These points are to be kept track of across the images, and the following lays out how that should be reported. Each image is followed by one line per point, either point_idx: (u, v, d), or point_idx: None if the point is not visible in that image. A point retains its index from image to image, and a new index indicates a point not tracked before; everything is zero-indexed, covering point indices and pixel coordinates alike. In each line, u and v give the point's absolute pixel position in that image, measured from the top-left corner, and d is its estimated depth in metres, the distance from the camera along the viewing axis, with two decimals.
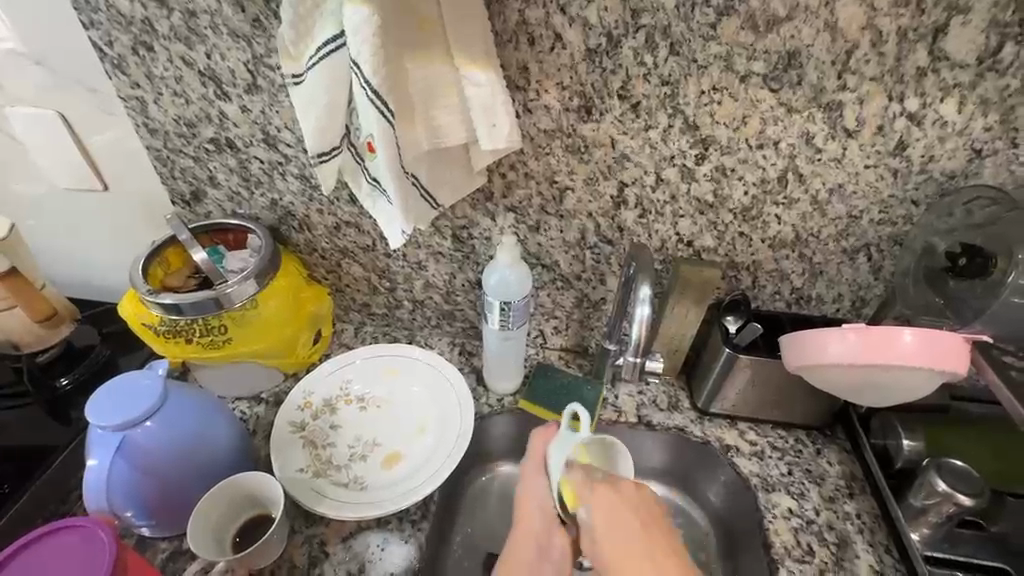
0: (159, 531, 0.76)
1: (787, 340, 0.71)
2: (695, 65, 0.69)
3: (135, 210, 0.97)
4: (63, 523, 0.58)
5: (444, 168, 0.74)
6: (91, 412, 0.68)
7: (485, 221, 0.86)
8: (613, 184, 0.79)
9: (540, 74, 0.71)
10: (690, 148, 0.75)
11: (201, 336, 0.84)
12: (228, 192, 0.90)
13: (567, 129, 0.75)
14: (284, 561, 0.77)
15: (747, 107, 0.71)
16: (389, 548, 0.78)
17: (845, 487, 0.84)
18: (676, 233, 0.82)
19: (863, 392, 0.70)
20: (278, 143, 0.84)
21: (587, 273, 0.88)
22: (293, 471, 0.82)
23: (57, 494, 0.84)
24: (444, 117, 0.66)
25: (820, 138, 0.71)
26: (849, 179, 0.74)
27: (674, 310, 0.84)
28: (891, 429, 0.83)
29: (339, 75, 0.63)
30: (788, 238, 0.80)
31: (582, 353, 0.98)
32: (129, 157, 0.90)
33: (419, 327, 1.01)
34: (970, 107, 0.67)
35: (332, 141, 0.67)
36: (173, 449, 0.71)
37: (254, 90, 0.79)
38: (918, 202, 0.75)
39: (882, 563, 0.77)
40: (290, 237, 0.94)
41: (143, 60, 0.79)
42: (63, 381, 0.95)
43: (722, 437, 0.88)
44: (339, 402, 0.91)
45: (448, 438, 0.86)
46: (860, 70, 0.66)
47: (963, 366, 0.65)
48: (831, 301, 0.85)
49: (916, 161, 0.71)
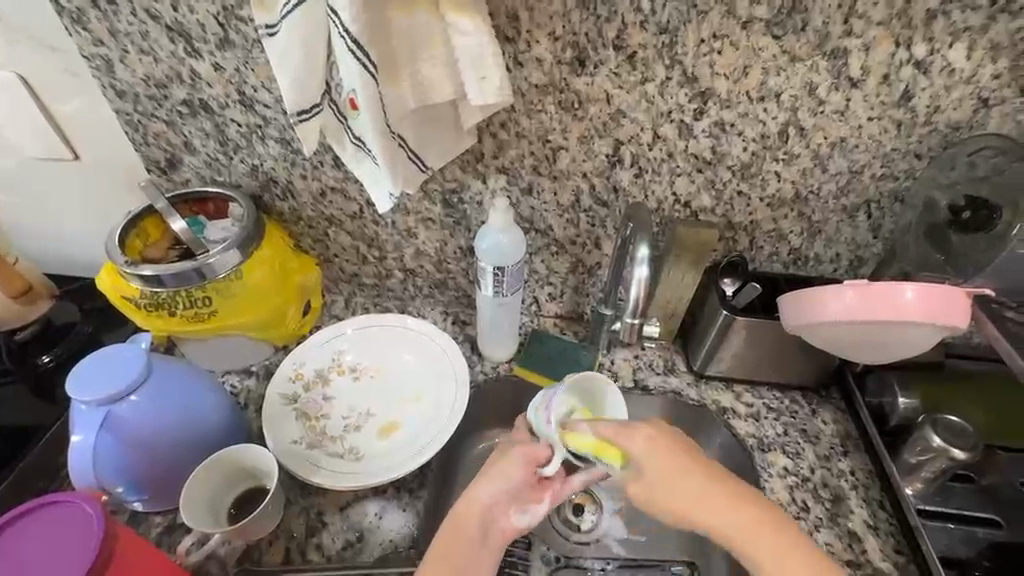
0: (152, 506, 0.75)
1: (785, 300, 0.70)
2: (695, 11, 0.65)
3: (108, 180, 0.92)
4: (57, 498, 0.57)
5: (432, 126, 0.71)
6: (74, 387, 0.66)
7: (475, 184, 0.83)
8: (608, 142, 0.76)
9: (532, 22, 0.67)
10: (688, 102, 0.71)
11: (185, 308, 0.81)
12: (205, 158, 0.86)
13: (560, 84, 0.72)
14: (282, 531, 0.76)
15: (748, 57, 0.67)
16: (387, 516, 0.78)
17: (839, 445, 0.84)
18: (673, 193, 0.80)
19: (861, 350, 0.70)
20: (255, 104, 0.79)
21: (582, 237, 0.86)
22: (287, 443, 0.81)
23: (46, 471, 0.83)
24: (430, 71, 0.62)
25: (823, 89, 0.69)
26: (852, 133, 0.72)
27: (671, 272, 0.83)
28: (887, 387, 0.82)
29: (315, 24, 0.58)
30: (788, 196, 0.78)
31: (577, 320, 0.96)
32: (98, 123, 0.85)
33: (411, 297, 0.99)
34: (980, 52, 0.64)
35: (312, 98, 0.63)
36: (161, 424, 0.69)
37: (227, 46, 0.74)
38: (921, 155, 0.72)
39: (876, 517, 0.78)
40: (273, 206, 0.91)
41: (106, 14, 0.74)
42: (45, 358, 0.92)
43: (718, 399, 0.88)
44: (332, 373, 0.89)
45: (444, 406, 0.85)
46: (867, 14, 0.63)
47: (964, 319, 0.64)
48: (828, 261, 0.84)
49: (922, 112, 0.69)
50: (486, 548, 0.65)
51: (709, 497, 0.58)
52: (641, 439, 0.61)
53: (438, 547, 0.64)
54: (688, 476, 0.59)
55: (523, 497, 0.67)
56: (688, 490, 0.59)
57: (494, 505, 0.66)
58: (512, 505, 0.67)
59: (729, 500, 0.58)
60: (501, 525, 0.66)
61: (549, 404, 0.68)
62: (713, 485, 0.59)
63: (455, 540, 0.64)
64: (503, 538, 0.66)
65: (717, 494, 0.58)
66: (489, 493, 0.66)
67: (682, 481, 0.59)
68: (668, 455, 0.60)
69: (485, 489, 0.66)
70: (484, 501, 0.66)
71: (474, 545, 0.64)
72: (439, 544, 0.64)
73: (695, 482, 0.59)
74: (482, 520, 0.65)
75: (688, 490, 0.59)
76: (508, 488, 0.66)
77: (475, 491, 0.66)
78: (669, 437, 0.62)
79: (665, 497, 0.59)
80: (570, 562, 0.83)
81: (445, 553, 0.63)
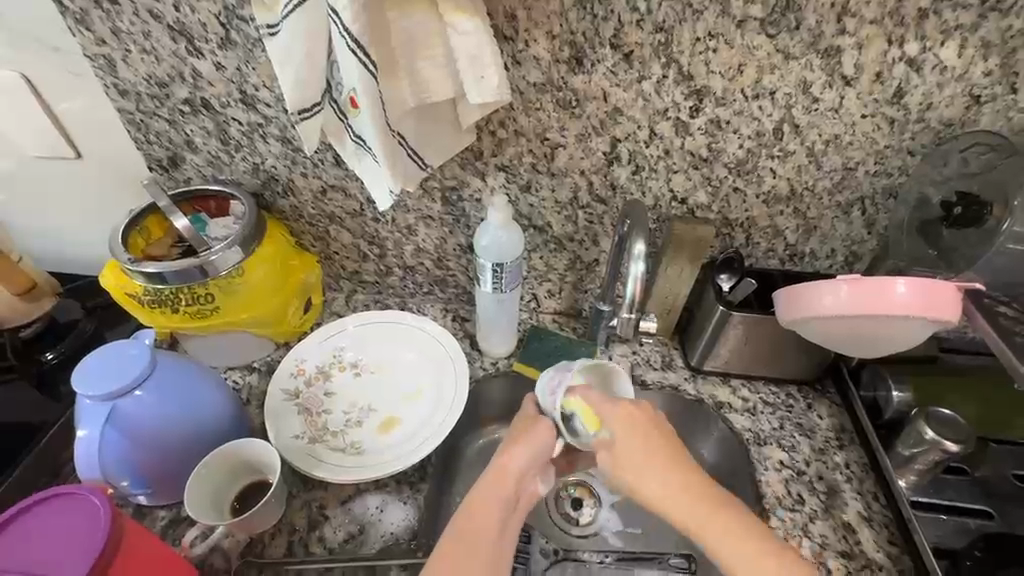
0: (156, 500, 0.76)
1: (780, 294, 0.71)
2: (690, 10, 0.66)
3: (110, 178, 0.93)
4: (67, 490, 0.58)
5: (431, 124, 0.72)
6: (79, 382, 0.67)
7: (475, 181, 0.84)
8: (605, 140, 0.77)
9: (530, 21, 0.68)
10: (684, 100, 0.72)
11: (188, 304, 0.82)
12: (207, 157, 0.87)
13: (557, 82, 0.73)
14: (285, 524, 0.77)
15: (743, 55, 0.68)
16: (388, 510, 0.79)
17: (834, 439, 0.86)
18: (670, 190, 0.81)
19: (855, 344, 0.71)
20: (256, 103, 0.80)
21: (580, 234, 0.87)
22: (288, 437, 0.82)
23: (50, 466, 0.84)
24: (429, 69, 0.63)
25: (817, 87, 0.70)
26: (846, 130, 0.73)
27: (669, 268, 0.83)
28: (880, 380, 0.84)
29: (316, 24, 0.59)
30: (784, 193, 0.79)
31: (576, 316, 0.97)
32: (100, 123, 0.86)
33: (411, 295, 1.00)
34: (971, 50, 0.65)
35: (313, 96, 0.63)
36: (166, 419, 0.70)
37: (228, 45, 0.75)
38: (914, 151, 0.73)
39: (870, 509, 0.79)
40: (275, 204, 0.91)
41: (108, 14, 0.74)
42: (48, 355, 0.93)
43: (715, 394, 0.90)
44: (333, 369, 0.90)
45: (444, 402, 0.86)
46: (860, 13, 0.64)
47: (955, 313, 0.65)
48: (823, 257, 0.85)
49: (914, 109, 0.70)
50: (514, 515, 0.64)
51: (672, 479, 0.59)
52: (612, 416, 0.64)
53: (455, 538, 0.61)
54: (652, 456, 0.60)
55: (545, 466, 0.69)
56: (650, 467, 0.60)
57: (527, 472, 0.66)
58: (539, 472, 0.68)
59: (690, 486, 0.58)
60: (527, 492, 0.66)
61: (555, 385, 0.70)
62: (678, 467, 0.60)
63: (488, 507, 0.63)
64: (528, 503, 0.66)
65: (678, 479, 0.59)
66: (523, 461, 0.66)
67: (649, 461, 0.60)
68: (636, 433, 0.62)
69: (519, 457, 0.66)
70: (518, 468, 0.65)
71: (503, 513, 0.63)
72: (471, 512, 0.62)
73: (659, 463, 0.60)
74: (508, 496, 0.64)
75: (648, 469, 0.60)
76: (537, 456, 0.67)
77: (508, 459, 0.66)
78: (641, 415, 0.64)
79: (629, 470, 0.61)
80: (568, 556, 0.84)
81: (462, 543, 0.61)
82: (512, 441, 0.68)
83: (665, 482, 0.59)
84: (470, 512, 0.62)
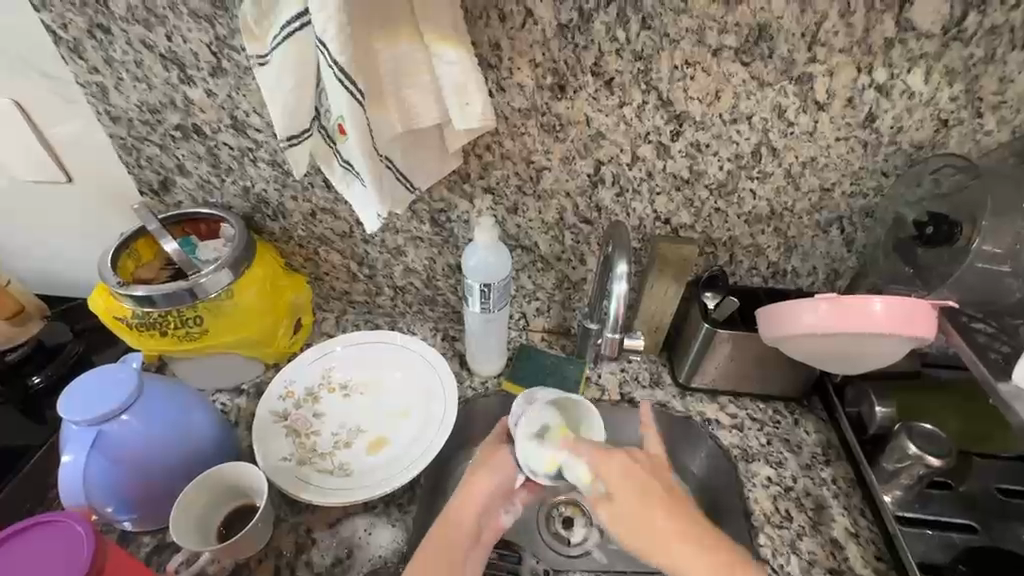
0: (141, 525, 0.76)
1: (761, 313, 0.72)
2: (667, 39, 0.68)
3: (102, 202, 0.94)
4: (62, 519, 0.57)
5: (419, 148, 0.73)
6: (63, 408, 0.67)
7: (463, 203, 0.85)
8: (589, 163, 0.79)
9: (513, 51, 0.70)
10: (664, 125, 0.75)
11: (177, 328, 0.83)
12: (197, 180, 0.88)
13: (541, 108, 0.75)
14: (272, 549, 0.77)
15: (720, 81, 0.71)
16: (376, 532, 0.79)
17: (821, 455, 0.86)
18: (654, 211, 0.82)
19: (834, 361, 0.72)
20: (247, 128, 0.82)
21: (567, 253, 0.89)
22: (277, 460, 0.82)
23: (33, 494, 0.83)
24: (416, 97, 0.65)
25: (791, 112, 0.72)
26: (821, 152, 0.75)
27: (654, 287, 0.85)
28: (864, 397, 0.85)
29: (303, 55, 0.61)
30: (764, 213, 0.81)
31: (565, 334, 0.98)
32: (93, 148, 0.87)
33: (401, 314, 1.01)
34: (937, 77, 0.68)
35: (302, 123, 0.65)
36: (152, 443, 0.70)
37: (220, 73, 0.77)
38: (888, 173, 0.76)
39: (858, 525, 0.80)
40: (264, 226, 0.92)
41: (101, 43, 0.76)
42: (35, 379, 0.93)
43: (703, 411, 0.90)
44: (321, 391, 0.90)
45: (433, 421, 0.86)
46: (829, 42, 0.67)
47: (930, 331, 0.66)
48: (805, 275, 0.87)
49: (886, 132, 0.72)
50: (478, 542, 0.70)
51: (669, 528, 0.63)
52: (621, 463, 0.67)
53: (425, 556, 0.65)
54: (652, 505, 0.64)
55: (506, 496, 0.74)
56: (650, 514, 0.64)
57: (487, 506, 0.71)
58: (502, 502, 0.73)
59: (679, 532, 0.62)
60: (488, 527, 0.71)
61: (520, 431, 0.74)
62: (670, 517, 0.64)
63: (455, 525, 0.68)
64: (491, 535, 0.72)
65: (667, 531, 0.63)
66: (482, 491, 0.71)
67: (650, 511, 0.64)
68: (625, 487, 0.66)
69: (480, 489, 0.71)
70: (482, 497, 0.71)
71: (468, 536, 0.68)
72: (444, 526, 0.68)
73: (667, 515, 0.64)
74: (476, 517, 0.70)
75: (655, 526, 0.63)
76: (500, 484, 0.72)
77: (472, 488, 0.71)
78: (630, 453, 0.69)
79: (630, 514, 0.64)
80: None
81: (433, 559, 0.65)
82: (480, 467, 0.73)
83: (654, 525, 0.63)
84: (444, 527, 0.68)
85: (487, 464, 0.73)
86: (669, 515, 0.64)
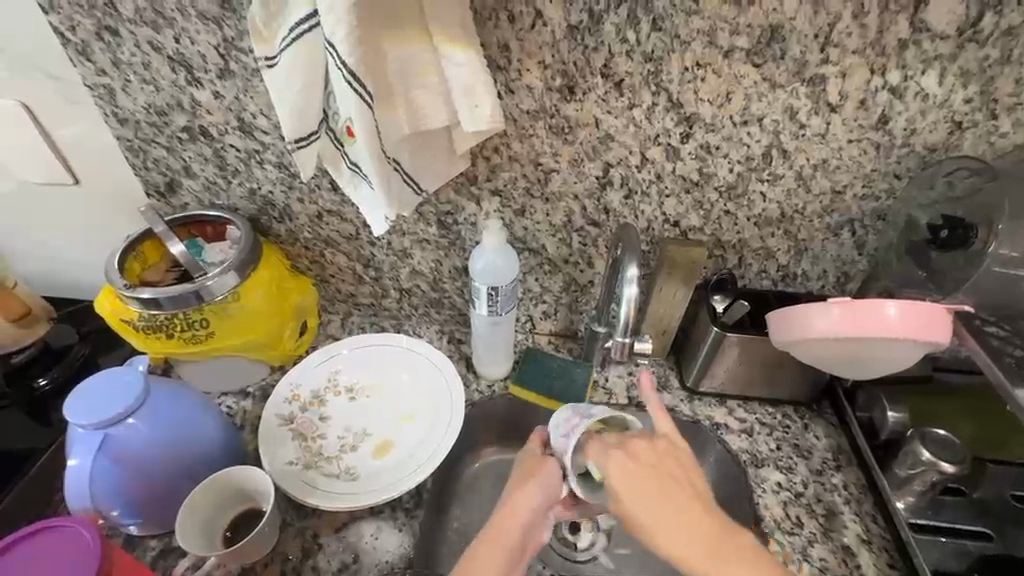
0: (148, 529, 0.75)
1: (772, 317, 0.71)
2: (678, 41, 0.68)
3: (108, 204, 0.94)
4: (69, 524, 0.56)
5: (426, 149, 0.72)
6: (70, 411, 0.67)
7: (470, 206, 0.85)
8: (598, 165, 0.78)
9: (522, 52, 0.70)
10: (674, 127, 0.74)
11: (183, 330, 0.82)
12: (204, 182, 0.88)
13: (550, 109, 0.74)
14: (278, 553, 0.76)
15: (731, 83, 0.70)
16: (383, 537, 0.78)
17: (832, 460, 0.85)
18: (662, 213, 0.82)
19: (847, 366, 0.71)
20: (254, 130, 0.81)
21: (574, 256, 0.88)
22: (284, 464, 0.81)
23: (39, 497, 0.82)
24: (425, 99, 0.65)
25: (803, 114, 0.71)
26: (833, 154, 0.74)
27: (662, 290, 0.84)
28: (875, 401, 0.84)
29: (312, 57, 0.60)
30: (774, 216, 0.80)
31: (572, 337, 0.97)
32: (100, 150, 0.87)
33: (407, 317, 1.00)
34: (951, 78, 0.67)
35: (310, 125, 0.65)
36: (158, 446, 0.70)
37: (227, 75, 0.76)
38: (900, 175, 0.75)
39: (869, 532, 0.79)
40: (271, 228, 0.92)
41: (109, 45, 0.76)
42: (41, 381, 0.93)
43: (711, 415, 0.89)
44: (327, 394, 0.89)
45: (440, 424, 0.86)
46: (842, 43, 0.66)
47: (944, 336, 0.65)
48: (816, 278, 0.86)
49: (898, 134, 0.72)
50: (519, 560, 0.67)
51: (680, 524, 0.61)
52: (620, 458, 0.65)
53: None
54: (654, 498, 0.63)
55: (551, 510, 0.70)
56: (657, 514, 0.62)
57: (535, 519, 0.68)
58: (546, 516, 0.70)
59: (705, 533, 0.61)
60: (533, 539, 0.69)
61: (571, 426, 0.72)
62: (689, 515, 0.62)
63: (506, 539, 0.66)
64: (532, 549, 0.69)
65: (695, 536, 0.60)
66: (533, 505, 0.68)
67: (656, 506, 0.62)
68: (636, 488, 0.63)
69: (525, 506, 0.68)
70: (526, 515, 0.68)
71: (509, 556, 0.66)
72: (487, 545, 0.65)
73: (677, 515, 0.62)
74: (518, 535, 0.67)
75: (670, 526, 0.61)
76: (543, 500, 0.69)
77: (515, 504, 0.68)
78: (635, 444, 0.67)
79: (637, 515, 0.63)
80: None
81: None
82: (523, 481, 0.70)
83: (664, 528, 0.61)
84: (483, 547, 0.65)
85: (535, 480, 0.70)
86: (679, 509, 0.62)
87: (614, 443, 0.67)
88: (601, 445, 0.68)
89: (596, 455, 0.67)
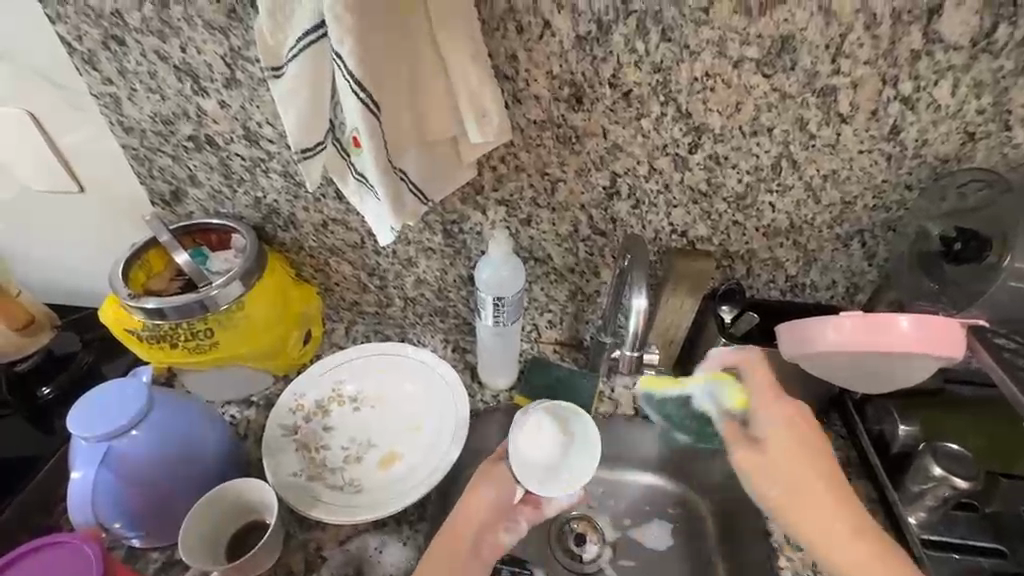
0: (150, 542, 0.74)
1: (781, 329, 0.71)
2: (687, 51, 0.67)
3: (113, 212, 0.94)
4: (71, 541, 0.56)
5: (431, 158, 0.71)
6: (74, 424, 0.66)
7: (475, 215, 0.84)
8: (605, 175, 0.78)
9: (530, 62, 0.69)
10: (683, 137, 0.73)
11: (187, 340, 0.82)
12: (209, 191, 0.88)
13: (557, 119, 0.74)
14: (281, 567, 0.76)
15: (741, 94, 0.69)
16: (387, 550, 0.78)
17: (842, 473, 0.84)
18: (670, 223, 0.81)
19: (858, 379, 0.70)
20: (260, 139, 0.81)
21: (580, 266, 0.87)
22: (287, 476, 0.81)
23: (41, 507, 0.82)
24: (433, 110, 0.65)
25: (813, 125, 0.71)
26: (843, 165, 0.73)
27: (669, 300, 0.83)
28: (886, 414, 0.83)
29: (319, 68, 0.60)
30: (783, 227, 0.80)
31: (577, 346, 0.97)
32: (106, 158, 0.87)
33: (411, 325, 0.99)
34: (964, 89, 0.66)
35: (316, 135, 0.64)
36: (161, 459, 0.69)
37: (233, 85, 0.76)
38: (912, 186, 0.74)
39: None
40: (276, 237, 0.92)
41: (115, 55, 0.75)
42: (44, 390, 0.92)
43: None
44: (331, 404, 0.89)
45: (445, 435, 0.85)
46: (853, 54, 0.65)
47: (959, 351, 0.64)
48: (825, 288, 0.85)
49: (910, 145, 0.71)
50: (476, 558, 0.72)
51: (824, 499, 0.61)
52: (786, 415, 0.67)
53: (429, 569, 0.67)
54: (802, 463, 0.63)
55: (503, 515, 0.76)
56: (802, 476, 0.63)
57: (488, 522, 0.74)
58: (501, 519, 0.76)
59: (857, 533, 0.60)
60: (489, 542, 0.74)
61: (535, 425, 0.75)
62: (852, 505, 0.61)
63: (467, 539, 0.71)
64: (489, 551, 0.74)
65: (849, 529, 0.60)
66: (487, 505, 0.74)
67: (801, 469, 0.63)
68: (806, 455, 0.64)
69: (480, 507, 0.73)
70: (482, 515, 0.73)
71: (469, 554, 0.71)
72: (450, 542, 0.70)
73: (822, 490, 0.62)
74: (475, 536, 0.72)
75: (812, 491, 0.62)
76: (497, 501, 0.74)
77: (471, 505, 0.73)
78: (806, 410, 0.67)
79: (769, 472, 0.64)
80: None
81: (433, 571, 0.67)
82: (479, 484, 0.75)
83: (807, 489, 0.62)
84: (446, 544, 0.70)
85: (489, 483, 0.74)
86: (828, 485, 0.62)
87: (780, 396, 0.69)
88: (781, 396, 0.69)
89: (771, 408, 0.68)
